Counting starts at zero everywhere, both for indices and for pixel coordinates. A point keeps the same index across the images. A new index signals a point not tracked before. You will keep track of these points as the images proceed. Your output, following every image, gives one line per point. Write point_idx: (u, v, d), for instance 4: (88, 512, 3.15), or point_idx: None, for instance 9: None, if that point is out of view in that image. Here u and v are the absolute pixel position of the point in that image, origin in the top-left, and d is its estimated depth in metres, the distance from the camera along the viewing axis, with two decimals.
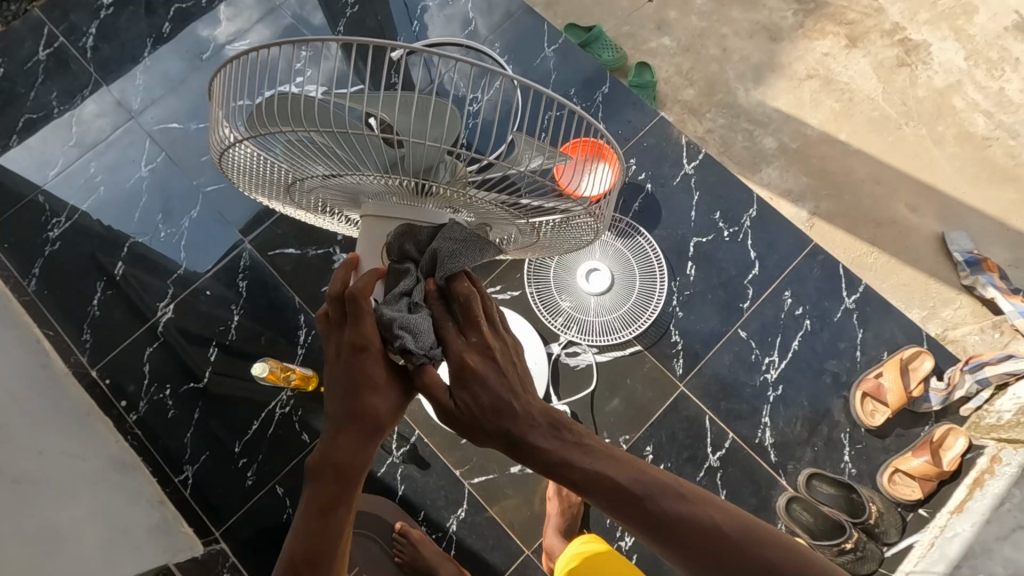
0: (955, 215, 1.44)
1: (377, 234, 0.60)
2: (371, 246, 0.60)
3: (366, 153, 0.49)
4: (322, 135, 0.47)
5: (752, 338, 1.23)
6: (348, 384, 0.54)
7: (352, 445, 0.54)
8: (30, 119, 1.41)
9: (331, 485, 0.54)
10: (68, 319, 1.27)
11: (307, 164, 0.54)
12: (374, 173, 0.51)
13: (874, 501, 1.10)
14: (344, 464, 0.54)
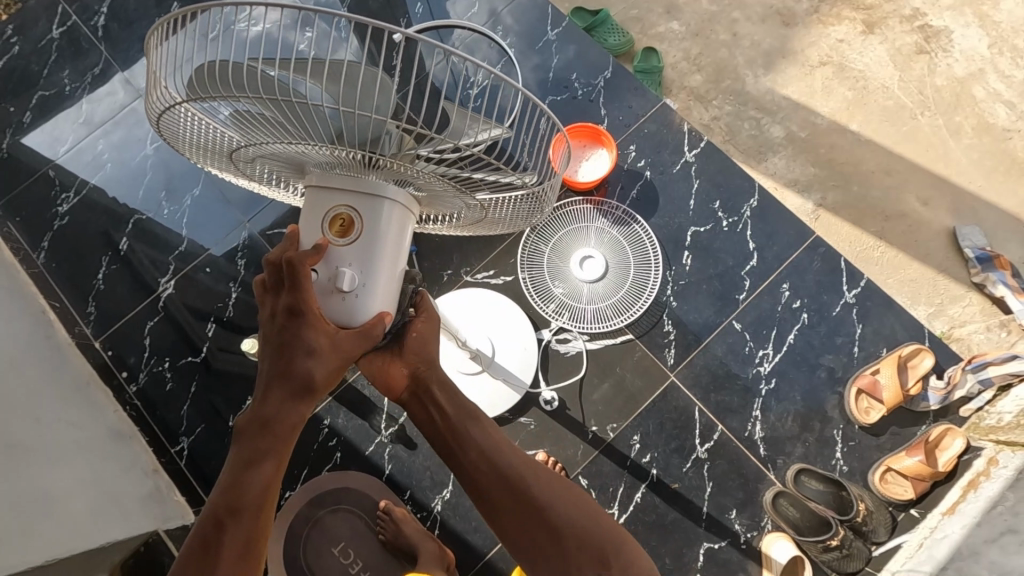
0: (969, 209, 1.39)
1: (319, 204, 0.58)
2: (314, 216, 0.58)
3: (310, 122, 0.49)
4: (262, 102, 0.48)
5: (746, 330, 1.21)
6: (281, 345, 0.57)
7: (283, 402, 0.57)
8: (43, 96, 1.45)
9: (260, 439, 0.57)
10: (74, 291, 1.31)
11: (253, 131, 0.54)
12: (315, 144, 0.51)
13: (863, 499, 1.08)
14: (275, 420, 0.57)
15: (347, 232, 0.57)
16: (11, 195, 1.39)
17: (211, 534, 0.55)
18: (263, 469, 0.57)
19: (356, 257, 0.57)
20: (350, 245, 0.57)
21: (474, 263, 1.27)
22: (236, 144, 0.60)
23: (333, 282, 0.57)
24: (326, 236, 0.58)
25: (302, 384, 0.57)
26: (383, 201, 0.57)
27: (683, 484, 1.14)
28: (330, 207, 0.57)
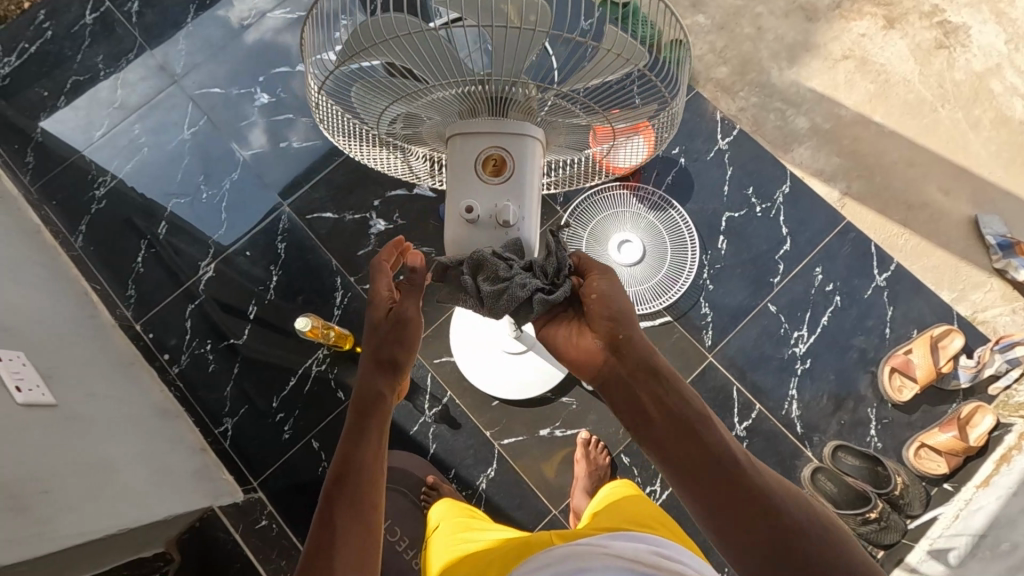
0: (989, 198, 1.44)
1: (467, 151, 0.70)
2: (464, 161, 0.70)
3: (440, 62, 0.63)
4: (407, 52, 0.63)
5: (781, 312, 1.24)
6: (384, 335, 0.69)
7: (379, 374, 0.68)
8: (76, 81, 1.45)
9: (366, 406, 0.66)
10: (113, 274, 1.32)
11: (391, 92, 0.69)
12: (445, 87, 0.65)
13: (899, 473, 1.11)
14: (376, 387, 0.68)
15: (500, 171, 0.70)
16: (45, 179, 1.39)
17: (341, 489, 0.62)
18: (374, 427, 0.66)
19: (511, 192, 0.71)
20: (505, 182, 0.70)
21: None
22: (372, 123, 0.76)
23: (495, 217, 0.70)
24: (480, 177, 0.71)
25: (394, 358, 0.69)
26: (528, 139, 0.70)
27: None
28: (483, 148, 0.69)
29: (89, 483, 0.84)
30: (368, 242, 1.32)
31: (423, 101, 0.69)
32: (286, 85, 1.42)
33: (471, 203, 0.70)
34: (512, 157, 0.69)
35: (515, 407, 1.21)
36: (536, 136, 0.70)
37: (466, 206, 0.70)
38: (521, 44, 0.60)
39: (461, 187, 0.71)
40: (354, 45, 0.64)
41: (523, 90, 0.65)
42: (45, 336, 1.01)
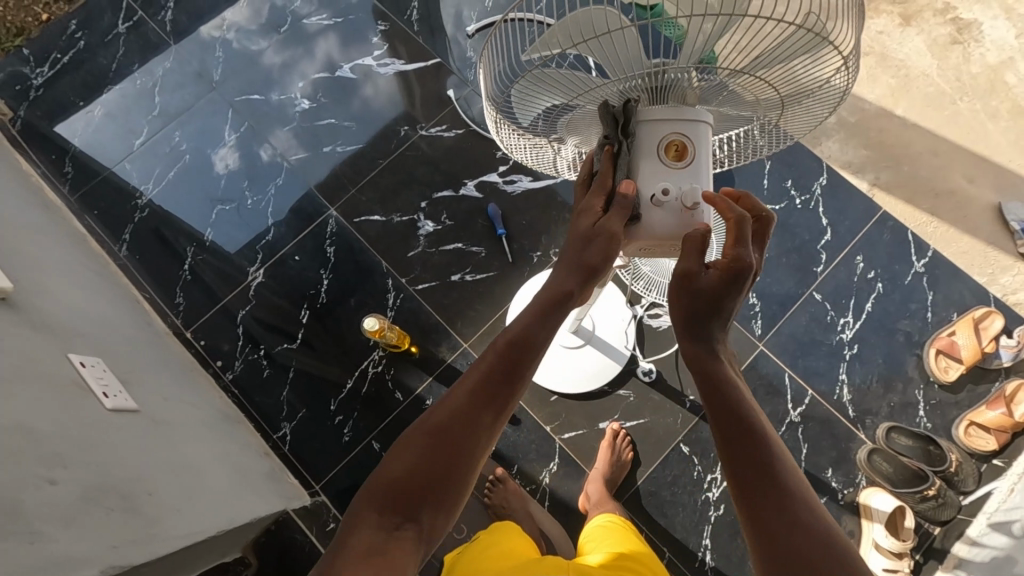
0: (1012, 186, 1.49)
1: (649, 136, 0.64)
2: (647, 145, 0.65)
3: (623, 56, 0.62)
4: (597, 49, 0.62)
5: (826, 300, 1.28)
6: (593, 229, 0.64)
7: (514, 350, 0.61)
8: (112, 90, 1.44)
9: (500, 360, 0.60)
10: (161, 282, 1.31)
11: (558, 93, 0.68)
12: (622, 80, 0.64)
13: (953, 451, 1.15)
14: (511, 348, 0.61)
15: (681, 157, 0.65)
16: (85, 188, 1.38)
17: (427, 435, 0.57)
18: (495, 394, 0.60)
19: (695, 176, 0.65)
20: (687, 167, 0.65)
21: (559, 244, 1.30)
22: (532, 120, 0.74)
23: (683, 200, 0.64)
24: (663, 162, 0.65)
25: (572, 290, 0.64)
26: (702, 124, 0.65)
27: None
28: (665, 136, 0.64)
29: (184, 481, 0.85)
30: (417, 243, 1.33)
31: (593, 94, 0.67)
32: (327, 90, 1.43)
33: (659, 184, 0.64)
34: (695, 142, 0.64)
35: (574, 401, 1.23)
36: (708, 122, 0.66)
37: (657, 190, 0.64)
38: (696, 35, 0.59)
39: (642, 175, 0.65)
40: (548, 40, 0.63)
41: (689, 78, 0.63)
42: (116, 343, 1.02)
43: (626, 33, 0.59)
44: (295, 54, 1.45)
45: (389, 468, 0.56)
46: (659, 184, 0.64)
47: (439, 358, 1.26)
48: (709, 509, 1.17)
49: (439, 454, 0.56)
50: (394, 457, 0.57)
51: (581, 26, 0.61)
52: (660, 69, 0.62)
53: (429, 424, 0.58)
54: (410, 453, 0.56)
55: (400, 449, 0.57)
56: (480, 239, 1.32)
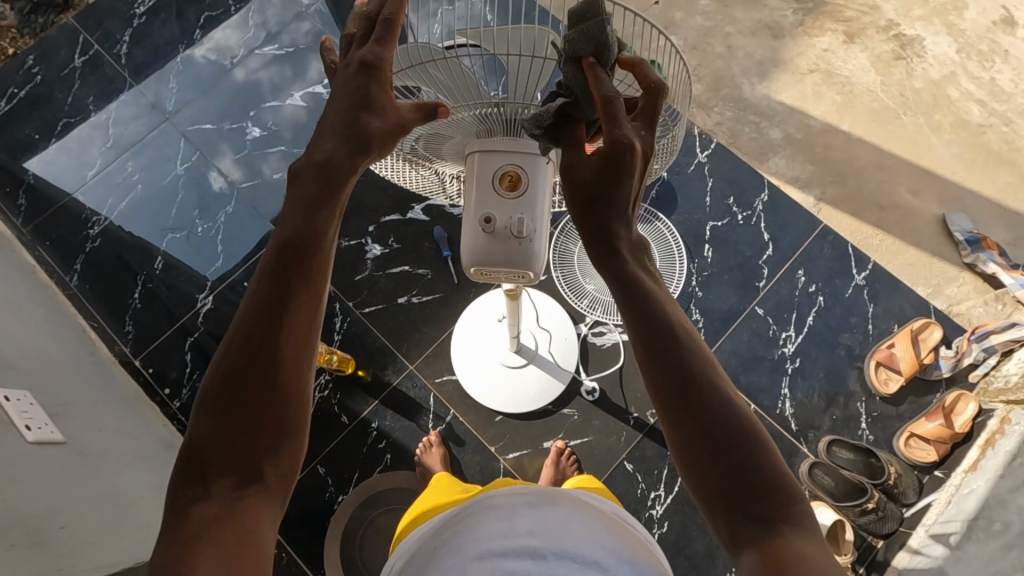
0: (955, 197, 1.52)
1: (486, 168, 0.68)
2: (482, 177, 0.68)
3: (458, 87, 0.63)
4: (433, 77, 0.63)
5: (769, 314, 1.29)
6: (363, 65, 0.59)
7: (272, 277, 0.57)
8: (67, 122, 1.47)
9: (254, 313, 0.56)
10: (110, 311, 1.32)
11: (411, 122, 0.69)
12: (462, 110, 0.65)
13: (893, 463, 1.16)
14: (266, 283, 0.58)
15: (516, 187, 0.68)
16: (38, 220, 1.40)
17: (217, 430, 0.54)
18: (268, 340, 0.56)
19: (525, 206, 0.69)
20: (519, 198, 0.69)
21: None
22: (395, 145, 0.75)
23: (509, 229, 0.70)
24: (496, 190, 0.68)
25: (319, 196, 0.60)
26: (540, 157, 0.68)
27: None
28: (499, 166, 0.68)
29: (104, 515, 0.86)
30: (365, 266, 1.34)
31: (446, 122, 0.68)
32: (279, 118, 1.47)
33: (487, 212, 0.69)
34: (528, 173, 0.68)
35: (518, 420, 1.24)
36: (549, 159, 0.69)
37: (484, 217, 0.69)
38: (531, 68, 0.61)
39: (475, 197, 0.69)
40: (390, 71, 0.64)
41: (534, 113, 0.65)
42: (52, 373, 1.03)
43: (450, 62, 0.60)
44: (283, 71, 1.50)
45: (187, 478, 0.53)
46: (488, 211, 0.69)
47: (385, 381, 1.27)
48: (653, 526, 1.17)
49: (241, 435, 0.54)
50: (191, 482, 0.52)
51: (414, 60, 0.63)
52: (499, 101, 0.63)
53: (209, 417, 0.55)
54: (210, 461, 0.53)
55: (178, 495, 0.52)
56: (427, 262, 1.33)
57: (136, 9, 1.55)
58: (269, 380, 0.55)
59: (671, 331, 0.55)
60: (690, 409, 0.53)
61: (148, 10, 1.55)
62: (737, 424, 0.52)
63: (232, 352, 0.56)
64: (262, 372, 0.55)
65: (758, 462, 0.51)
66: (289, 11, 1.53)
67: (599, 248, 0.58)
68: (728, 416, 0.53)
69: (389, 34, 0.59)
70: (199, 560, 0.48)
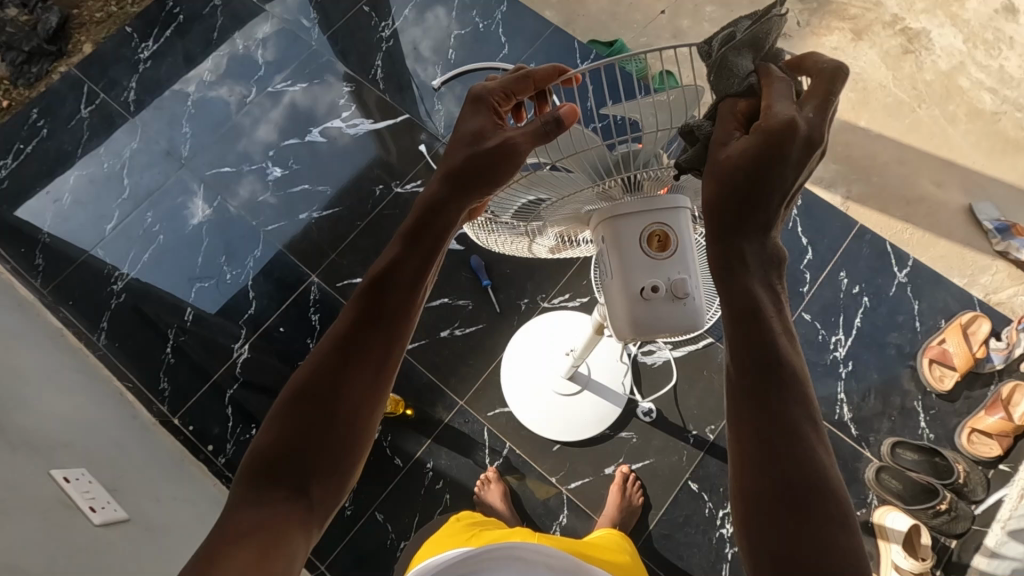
0: (979, 186, 1.53)
1: (626, 232, 0.60)
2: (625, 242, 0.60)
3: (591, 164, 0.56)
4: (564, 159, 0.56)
5: (815, 319, 1.28)
6: (474, 99, 0.60)
7: (375, 298, 0.56)
8: (79, 174, 1.42)
9: (336, 343, 0.54)
10: (143, 369, 1.28)
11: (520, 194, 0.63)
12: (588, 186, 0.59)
13: (959, 462, 1.15)
14: (352, 315, 0.56)
15: (665, 246, 0.60)
16: (59, 279, 1.34)
17: (285, 439, 0.51)
18: (348, 370, 0.53)
19: (681, 264, 0.60)
20: (673, 256, 0.60)
21: (549, 290, 1.30)
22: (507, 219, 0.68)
23: (674, 290, 0.60)
24: (646, 253, 0.60)
25: (419, 231, 0.58)
26: (682, 209, 0.60)
27: None
28: (642, 227, 0.60)
29: None
30: None
31: (567, 194, 0.61)
32: (298, 155, 1.43)
33: (648, 281, 0.60)
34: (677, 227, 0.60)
35: (576, 448, 1.21)
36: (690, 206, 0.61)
37: (645, 286, 0.60)
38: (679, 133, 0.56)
39: (627, 268, 0.60)
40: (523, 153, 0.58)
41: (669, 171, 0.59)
42: (102, 443, 0.99)
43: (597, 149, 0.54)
44: (289, 108, 1.47)
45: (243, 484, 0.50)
46: (648, 278, 0.60)
47: (436, 419, 1.23)
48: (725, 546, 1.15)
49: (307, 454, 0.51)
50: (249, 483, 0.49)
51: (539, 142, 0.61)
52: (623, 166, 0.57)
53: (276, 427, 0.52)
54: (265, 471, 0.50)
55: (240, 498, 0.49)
56: (466, 292, 1.31)
57: (141, 55, 1.52)
58: (333, 403, 0.52)
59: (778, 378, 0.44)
60: (782, 457, 0.41)
61: (154, 54, 1.52)
62: (825, 498, 0.40)
63: (310, 368, 0.54)
64: (339, 399, 0.53)
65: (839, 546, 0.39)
66: (301, 47, 1.51)
67: (721, 207, 0.48)
68: (822, 487, 0.41)
69: (521, 85, 0.59)
70: (231, 559, 0.44)
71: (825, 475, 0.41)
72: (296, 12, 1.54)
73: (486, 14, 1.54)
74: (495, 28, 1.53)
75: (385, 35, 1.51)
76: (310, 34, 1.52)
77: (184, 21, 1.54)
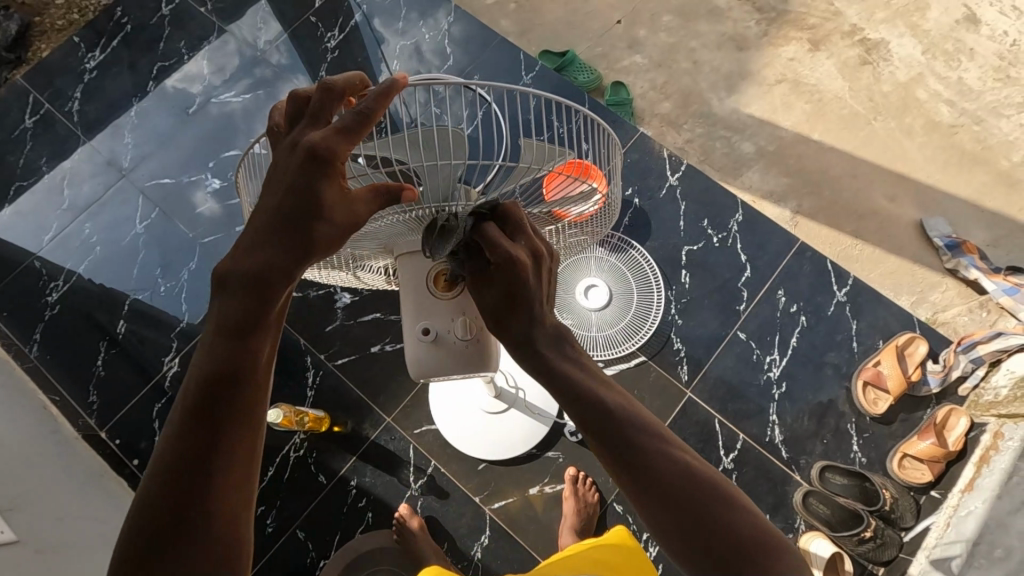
0: (932, 201, 1.50)
1: (416, 272, 0.67)
2: (415, 281, 0.67)
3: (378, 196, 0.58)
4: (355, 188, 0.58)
5: (751, 338, 1.26)
6: (308, 154, 0.47)
7: (222, 354, 0.49)
8: (20, 184, 1.43)
9: (174, 460, 0.46)
10: (73, 382, 1.28)
11: None
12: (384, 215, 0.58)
13: (887, 487, 1.13)
14: (184, 425, 0.47)
15: (450, 288, 0.67)
16: None
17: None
18: (202, 488, 0.46)
19: (465, 305, 0.67)
20: (458, 297, 0.67)
21: None
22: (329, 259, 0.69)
23: (454, 333, 0.67)
24: (433, 292, 0.67)
25: (252, 313, 0.49)
26: None
27: None
28: (429, 270, 0.67)
29: None
30: (335, 316, 1.30)
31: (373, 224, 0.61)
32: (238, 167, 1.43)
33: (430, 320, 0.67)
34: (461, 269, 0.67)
35: (502, 466, 1.20)
36: None
37: (423, 327, 0.67)
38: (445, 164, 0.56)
39: (416, 306, 0.67)
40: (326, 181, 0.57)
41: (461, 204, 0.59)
42: (10, 460, 0.99)
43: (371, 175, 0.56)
44: (236, 118, 1.46)
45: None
46: (430, 318, 0.67)
47: (363, 436, 1.22)
48: None
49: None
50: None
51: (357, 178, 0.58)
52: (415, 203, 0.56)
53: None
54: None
55: None
56: (399, 307, 1.29)
57: (87, 64, 1.52)
58: (205, 477, 0.46)
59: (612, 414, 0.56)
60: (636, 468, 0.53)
61: (100, 64, 1.52)
62: (682, 473, 0.53)
63: (168, 454, 0.46)
64: (199, 521, 0.45)
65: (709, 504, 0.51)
66: (248, 58, 1.51)
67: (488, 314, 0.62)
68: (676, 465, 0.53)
69: (359, 131, 0.47)
70: None
71: (660, 445, 0.54)
72: (244, 23, 1.54)
73: (433, 24, 1.53)
74: (441, 37, 1.52)
75: (330, 46, 1.51)
76: (255, 44, 1.52)
77: (131, 31, 1.54)
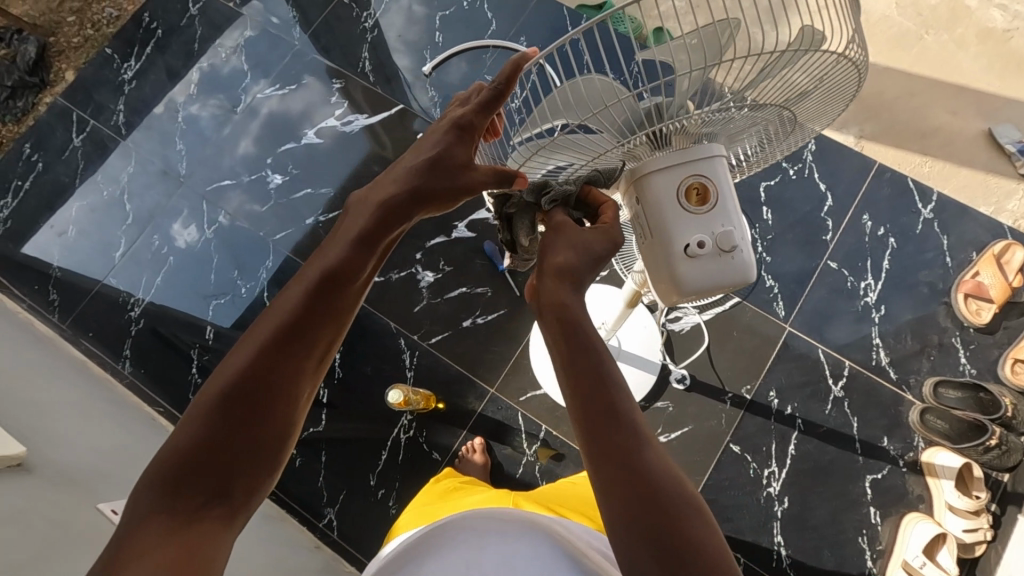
0: (996, 110, 1.47)
1: (668, 185, 0.60)
2: (665, 202, 0.60)
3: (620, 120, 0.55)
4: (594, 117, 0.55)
5: (843, 266, 1.25)
6: (455, 125, 0.59)
7: (352, 247, 0.56)
8: (81, 206, 1.41)
9: (270, 337, 0.52)
10: (171, 393, 1.28)
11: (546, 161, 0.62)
12: (619, 141, 0.57)
13: (1004, 395, 1.13)
14: (298, 308, 0.53)
15: (705, 199, 0.60)
16: (75, 312, 1.34)
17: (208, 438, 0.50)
18: (283, 367, 0.52)
19: (724, 216, 0.60)
20: (714, 209, 0.60)
21: None
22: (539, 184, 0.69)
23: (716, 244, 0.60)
24: (687, 209, 0.60)
25: (373, 230, 0.57)
26: (716, 158, 0.60)
27: (829, 425, 1.17)
28: (681, 183, 0.59)
29: None
30: (421, 296, 1.29)
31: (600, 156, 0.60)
32: (296, 159, 1.40)
33: (692, 235, 0.60)
34: (715, 180, 0.60)
35: None
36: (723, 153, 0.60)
37: (688, 243, 0.60)
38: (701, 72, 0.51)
39: (667, 225, 0.60)
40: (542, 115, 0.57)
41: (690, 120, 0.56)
42: (138, 469, 0.99)
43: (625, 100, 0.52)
44: (282, 109, 1.43)
45: (158, 487, 0.48)
46: (692, 235, 0.60)
47: (469, 409, 1.23)
48: (773, 504, 1.15)
49: (235, 453, 0.50)
50: (207, 414, 0.50)
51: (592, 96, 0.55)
52: (658, 118, 0.55)
53: (201, 422, 0.50)
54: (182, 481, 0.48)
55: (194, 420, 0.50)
56: (483, 279, 1.28)
57: (125, 75, 1.48)
58: (295, 348, 0.53)
59: (615, 406, 0.50)
60: (606, 437, 0.49)
61: (137, 73, 1.48)
62: (663, 490, 0.47)
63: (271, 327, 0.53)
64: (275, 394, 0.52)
65: (691, 536, 0.46)
66: (282, 47, 1.46)
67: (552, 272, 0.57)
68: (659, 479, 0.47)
69: (497, 104, 0.58)
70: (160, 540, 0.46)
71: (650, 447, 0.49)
72: (271, 11, 1.48)
73: None
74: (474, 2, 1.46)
75: (368, 24, 1.44)
76: (289, 31, 1.47)
77: (162, 35, 1.50)
